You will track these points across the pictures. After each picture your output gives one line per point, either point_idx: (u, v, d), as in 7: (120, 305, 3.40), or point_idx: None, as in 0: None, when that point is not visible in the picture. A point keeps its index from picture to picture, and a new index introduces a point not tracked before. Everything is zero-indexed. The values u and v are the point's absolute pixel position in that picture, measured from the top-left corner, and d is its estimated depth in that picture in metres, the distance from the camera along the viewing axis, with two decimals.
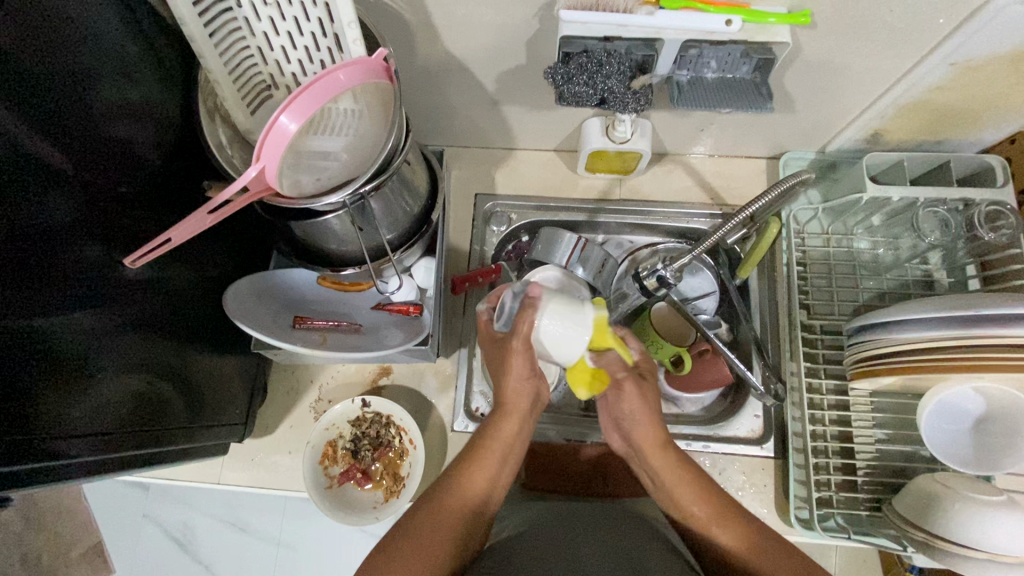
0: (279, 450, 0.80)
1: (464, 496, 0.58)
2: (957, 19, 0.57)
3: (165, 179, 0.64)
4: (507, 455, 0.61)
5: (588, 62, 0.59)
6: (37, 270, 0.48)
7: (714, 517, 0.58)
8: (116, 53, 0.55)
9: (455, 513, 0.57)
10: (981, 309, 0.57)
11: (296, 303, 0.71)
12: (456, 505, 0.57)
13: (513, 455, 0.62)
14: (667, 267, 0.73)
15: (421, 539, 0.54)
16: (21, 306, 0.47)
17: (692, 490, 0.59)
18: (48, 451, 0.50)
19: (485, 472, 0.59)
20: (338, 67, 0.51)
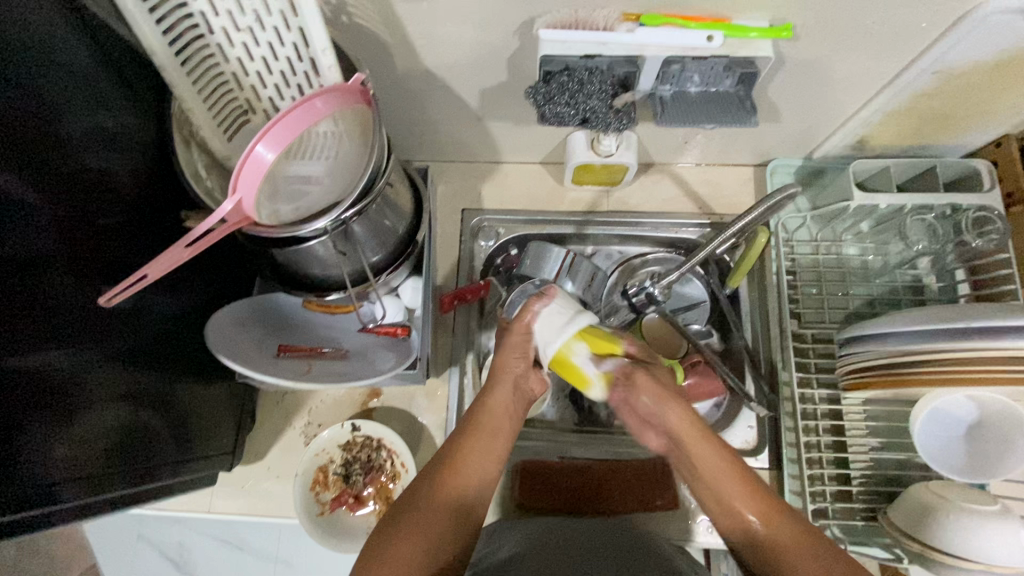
0: (270, 477, 0.79)
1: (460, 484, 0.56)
2: (940, 27, 0.57)
3: (143, 208, 0.62)
4: (501, 432, 0.60)
5: (569, 82, 0.58)
6: (16, 311, 0.47)
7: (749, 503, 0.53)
8: (86, 82, 0.54)
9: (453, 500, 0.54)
10: (971, 321, 0.57)
11: (279, 330, 0.69)
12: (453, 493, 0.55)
13: (510, 432, 0.61)
14: (656, 284, 0.72)
15: (419, 533, 0.52)
16: (4, 349, 0.46)
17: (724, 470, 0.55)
18: (36, 494, 0.49)
19: (481, 455, 0.58)
20: (314, 95, 0.50)
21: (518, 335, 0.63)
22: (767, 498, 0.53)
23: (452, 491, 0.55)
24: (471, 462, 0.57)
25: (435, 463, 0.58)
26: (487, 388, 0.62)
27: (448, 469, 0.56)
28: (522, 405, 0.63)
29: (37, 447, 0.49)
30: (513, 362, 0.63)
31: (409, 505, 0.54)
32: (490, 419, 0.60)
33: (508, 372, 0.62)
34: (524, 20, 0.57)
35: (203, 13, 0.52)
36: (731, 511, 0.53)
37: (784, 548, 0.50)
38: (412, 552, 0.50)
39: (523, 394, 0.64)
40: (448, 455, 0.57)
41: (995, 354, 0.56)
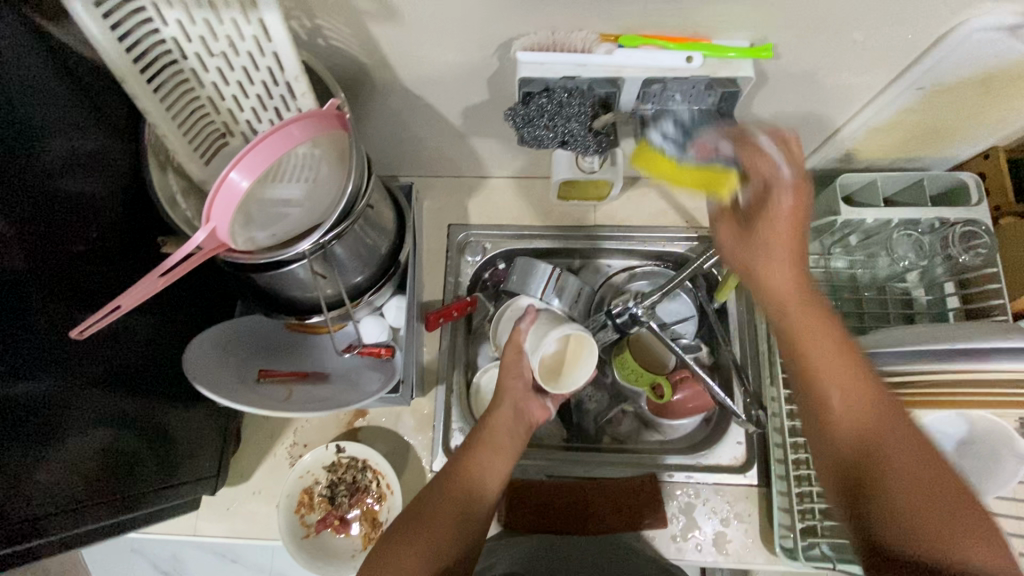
0: (256, 499, 0.78)
1: (461, 498, 0.61)
2: (924, 43, 0.56)
3: (120, 233, 0.62)
4: (499, 453, 0.66)
5: (548, 103, 0.57)
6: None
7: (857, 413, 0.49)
8: (60, 108, 0.53)
9: (455, 513, 0.60)
10: (957, 343, 0.56)
11: (259, 353, 0.68)
12: (455, 504, 0.61)
13: (508, 454, 0.67)
14: (639, 305, 0.71)
15: (423, 540, 0.57)
16: None
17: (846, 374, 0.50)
18: (17, 529, 0.49)
19: (482, 470, 0.64)
20: (290, 120, 0.49)
21: (513, 356, 0.72)
22: (861, 377, 0.50)
23: (452, 505, 0.61)
24: (474, 478, 0.63)
25: (439, 477, 0.64)
26: (489, 409, 0.70)
27: (453, 481, 0.63)
28: (521, 428, 0.69)
29: (19, 481, 0.49)
30: (512, 384, 0.71)
31: (415, 514, 0.60)
32: (491, 435, 0.67)
33: (507, 394, 0.70)
34: (502, 41, 0.57)
35: (175, 39, 0.51)
36: (808, 377, 0.52)
37: (842, 423, 0.50)
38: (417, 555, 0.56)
39: (524, 418, 0.70)
40: (452, 470, 0.64)
41: (965, 374, 0.57)
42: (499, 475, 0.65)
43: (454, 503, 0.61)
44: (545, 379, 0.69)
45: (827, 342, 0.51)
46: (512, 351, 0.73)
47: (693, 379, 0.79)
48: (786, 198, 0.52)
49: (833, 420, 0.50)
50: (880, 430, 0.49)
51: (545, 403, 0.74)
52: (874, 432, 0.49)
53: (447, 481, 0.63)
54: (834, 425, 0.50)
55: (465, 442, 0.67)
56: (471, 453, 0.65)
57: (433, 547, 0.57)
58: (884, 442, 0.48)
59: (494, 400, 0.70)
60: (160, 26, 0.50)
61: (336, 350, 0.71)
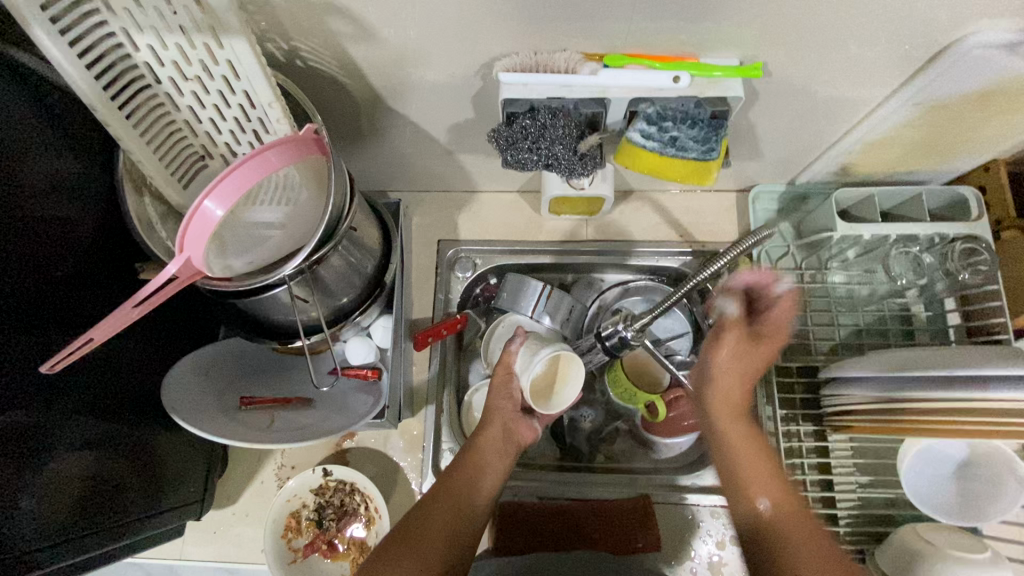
0: (243, 522, 0.77)
1: (452, 518, 0.59)
2: (921, 59, 0.54)
3: (97, 259, 0.60)
4: (488, 472, 0.64)
5: (532, 125, 0.56)
6: None
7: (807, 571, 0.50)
8: (29, 134, 0.52)
9: (446, 531, 0.57)
10: (953, 369, 0.53)
11: (241, 378, 0.67)
12: (446, 521, 0.58)
13: (496, 473, 0.65)
14: (628, 327, 0.66)
15: (413, 557, 0.54)
16: None
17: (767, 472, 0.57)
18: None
19: (473, 489, 0.62)
20: (267, 147, 0.48)
21: (502, 376, 0.70)
22: (782, 485, 0.56)
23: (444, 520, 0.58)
24: (465, 496, 0.61)
25: (427, 495, 0.61)
26: (478, 428, 0.68)
27: (445, 497, 0.61)
28: (509, 449, 0.67)
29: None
30: (501, 404, 0.69)
31: (402, 533, 0.57)
32: (480, 455, 0.65)
33: (496, 413, 0.68)
34: (484, 61, 0.55)
35: (148, 64, 0.50)
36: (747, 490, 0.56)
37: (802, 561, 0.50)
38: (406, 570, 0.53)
39: (513, 439, 0.68)
40: (443, 488, 0.61)
41: (951, 406, 0.55)
42: (489, 495, 0.63)
43: (445, 520, 0.58)
44: (535, 400, 0.63)
45: (760, 460, 0.57)
46: (503, 372, 0.69)
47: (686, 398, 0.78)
48: (732, 343, 0.59)
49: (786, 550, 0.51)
50: (802, 539, 0.52)
51: (532, 423, 0.70)
52: (827, 563, 0.50)
53: (438, 499, 0.60)
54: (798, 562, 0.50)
55: (454, 461, 0.65)
56: (461, 472, 0.63)
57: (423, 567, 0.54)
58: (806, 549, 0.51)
59: (482, 420, 0.68)
60: (131, 51, 0.48)
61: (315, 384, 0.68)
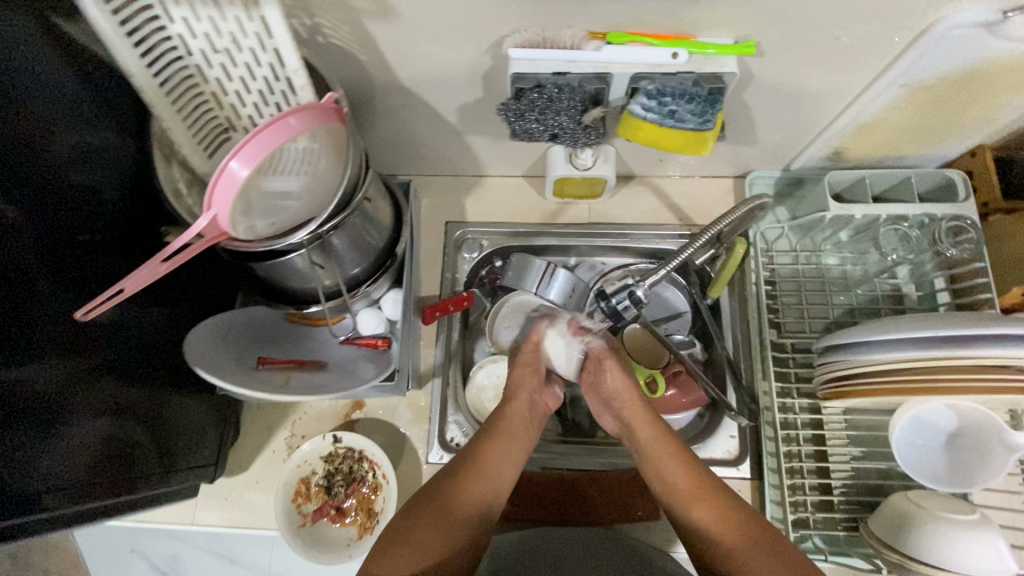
0: (253, 488, 0.80)
1: (476, 492, 0.59)
2: (907, 39, 0.57)
3: (126, 225, 0.64)
4: (516, 442, 0.64)
5: (540, 99, 0.60)
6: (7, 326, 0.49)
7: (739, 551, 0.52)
8: (70, 103, 0.55)
9: (469, 503, 0.58)
10: (943, 330, 0.57)
11: (258, 343, 0.70)
12: (469, 492, 0.58)
13: (520, 448, 0.64)
14: (640, 284, 0.68)
15: (434, 529, 0.55)
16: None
17: (677, 465, 0.59)
18: (17, 504, 0.50)
19: (496, 460, 0.61)
20: (289, 112, 0.51)
21: (529, 354, 0.73)
22: (696, 470, 0.58)
23: (471, 489, 0.59)
24: (487, 468, 0.61)
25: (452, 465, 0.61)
26: (505, 402, 0.67)
27: (469, 468, 0.60)
28: (535, 420, 0.68)
29: (26, 459, 0.51)
30: (527, 378, 0.70)
31: (425, 500, 0.57)
32: (506, 426, 0.64)
33: (522, 386, 0.69)
34: (495, 39, 0.59)
35: (182, 36, 0.53)
36: (678, 496, 0.57)
37: (749, 552, 0.52)
38: (428, 538, 0.54)
39: (536, 410, 0.69)
40: (470, 457, 0.61)
41: (955, 362, 0.57)
42: (507, 466, 0.62)
43: (467, 492, 0.58)
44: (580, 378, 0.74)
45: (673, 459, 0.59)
46: (529, 355, 0.72)
47: (687, 374, 0.81)
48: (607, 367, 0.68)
49: (729, 547, 0.53)
50: (727, 522, 0.54)
51: (554, 391, 0.74)
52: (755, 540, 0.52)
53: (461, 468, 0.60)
54: (732, 549, 0.52)
55: (478, 432, 0.64)
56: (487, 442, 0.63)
57: (443, 539, 0.55)
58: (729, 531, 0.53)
59: (509, 394, 0.68)
60: (167, 23, 0.52)
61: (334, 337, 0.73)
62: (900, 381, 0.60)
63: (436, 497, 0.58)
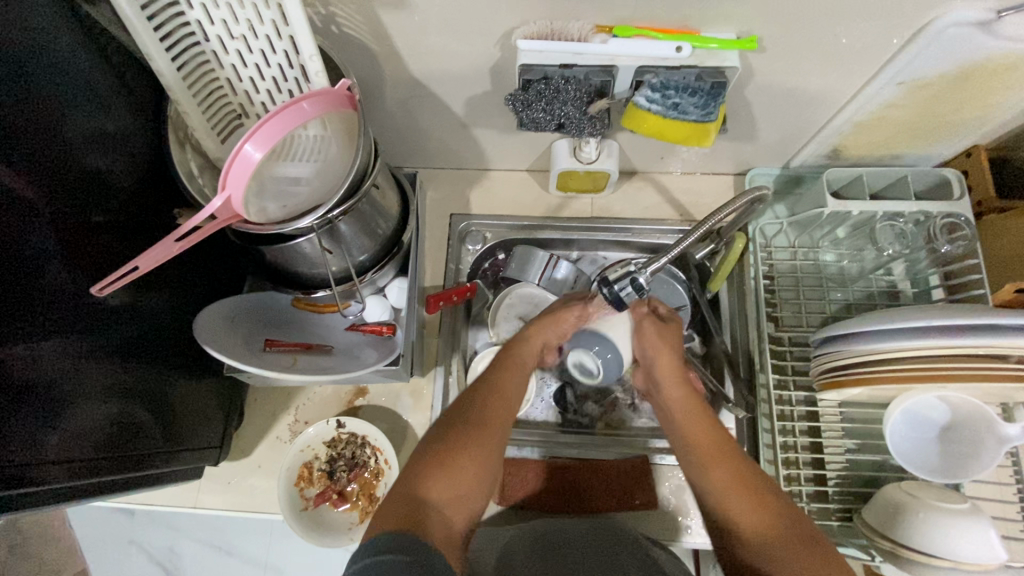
0: (255, 473, 0.81)
1: (501, 413, 0.58)
2: (905, 38, 0.59)
3: (140, 208, 0.65)
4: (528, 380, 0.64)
5: (546, 89, 0.61)
6: (20, 300, 0.50)
7: (756, 524, 0.51)
8: (88, 85, 0.56)
9: (498, 432, 0.56)
10: (931, 320, 0.59)
11: (266, 327, 0.71)
12: (494, 424, 0.56)
13: (524, 375, 0.65)
14: (642, 271, 0.65)
15: (471, 459, 0.53)
16: (5, 334, 0.48)
17: (705, 424, 0.59)
18: (23, 476, 0.51)
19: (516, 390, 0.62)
20: (301, 97, 0.52)
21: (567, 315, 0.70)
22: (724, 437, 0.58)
23: (500, 413, 0.58)
24: (510, 396, 0.60)
25: (472, 394, 0.60)
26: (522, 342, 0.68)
27: (499, 395, 0.59)
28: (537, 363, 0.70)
29: (35, 430, 0.51)
30: (549, 331, 0.69)
31: (455, 426, 0.55)
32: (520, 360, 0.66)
33: (544, 329, 0.69)
34: (504, 32, 0.60)
35: (199, 22, 0.55)
36: (703, 457, 0.56)
37: (766, 527, 0.51)
38: (462, 466, 0.53)
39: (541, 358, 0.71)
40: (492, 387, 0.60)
41: (951, 351, 0.59)
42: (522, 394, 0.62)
43: (496, 415, 0.57)
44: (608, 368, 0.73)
45: (703, 422, 0.59)
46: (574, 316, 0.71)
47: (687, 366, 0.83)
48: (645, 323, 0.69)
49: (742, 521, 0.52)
50: (753, 490, 0.53)
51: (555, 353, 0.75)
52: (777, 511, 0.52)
53: (483, 396, 0.59)
54: (746, 523, 0.51)
55: (496, 363, 0.63)
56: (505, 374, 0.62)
57: (476, 470, 0.53)
58: (751, 507, 0.52)
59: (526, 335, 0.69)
60: (186, 8, 0.53)
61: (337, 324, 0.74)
62: (893, 374, 0.62)
63: (471, 424, 0.56)
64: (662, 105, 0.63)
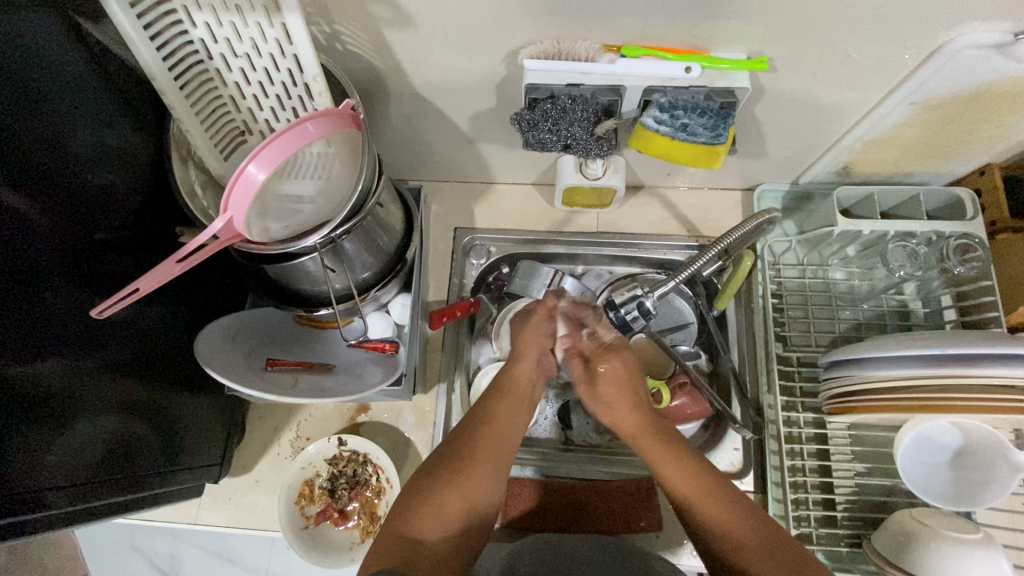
0: (256, 489, 0.81)
1: (488, 447, 0.58)
2: (921, 56, 0.57)
3: (142, 225, 0.64)
4: (518, 405, 0.64)
5: (553, 109, 0.60)
6: (20, 322, 0.49)
7: (739, 546, 0.51)
8: (91, 103, 0.56)
9: (484, 469, 0.56)
10: (946, 348, 0.58)
11: (266, 345, 0.70)
12: (481, 457, 0.57)
13: (518, 396, 0.64)
14: (647, 295, 0.70)
15: (459, 499, 0.54)
16: (5, 357, 0.47)
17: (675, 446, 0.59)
18: (25, 502, 0.50)
19: (506, 419, 0.62)
20: (306, 118, 0.51)
21: (540, 318, 0.68)
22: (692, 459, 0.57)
23: (485, 447, 0.58)
24: (498, 426, 0.61)
25: (460, 430, 0.60)
26: (511, 361, 0.67)
27: (481, 429, 0.60)
28: (540, 381, 0.67)
29: (36, 454, 0.51)
30: (539, 340, 0.67)
31: (438, 465, 0.56)
32: (517, 389, 0.65)
33: (530, 347, 0.66)
34: (510, 50, 0.60)
35: (203, 40, 0.54)
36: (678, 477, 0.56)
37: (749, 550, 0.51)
38: (449, 504, 0.54)
39: (544, 372, 0.67)
40: (480, 420, 0.61)
41: (965, 380, 0.58)
42: (515, 426, 0.62)
43: (479, 448, 0.58)
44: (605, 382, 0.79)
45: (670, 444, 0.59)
46: (542, 312, 0.69)
47: (692, 386, 0.80)
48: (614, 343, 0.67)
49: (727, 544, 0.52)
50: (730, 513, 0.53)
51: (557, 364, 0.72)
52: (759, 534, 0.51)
53: (470, 431, 0.60)
54: (732, 547, 0.51)
55: (486, 395, 0.63)
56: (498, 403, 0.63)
57: (466, 504, 0.54)
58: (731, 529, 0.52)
59: (515, 350, 0.67)
60: (189, 27, 0.53)
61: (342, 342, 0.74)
62: (905, 402, 0.61)
63: (454, 461, 0.57)
64: (671, 125, 0.62)
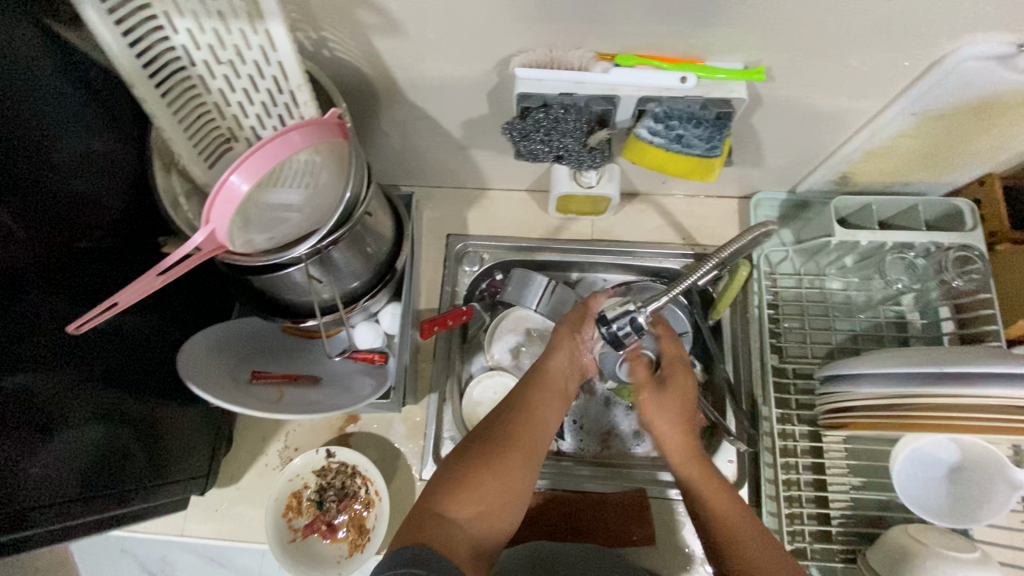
0: (244, 501, 0.80)
1: (527, 436, 0.59)
2: (922, 65, 0.56)
3: (123, 235, 0.63)
4: (556, 396, 0.65)
5: (546, 119, 0.58)
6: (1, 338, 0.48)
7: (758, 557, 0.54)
8: (71, 111, 0.55)
9: (521, 455, 0.58)
10: (943, 366, 0.56)
11: (249, 357, 0.69)
12: (517, 444, 0.59)
13: (554, 390, 0.65)
14: (642, 310, 0.62)
15: (495, 483, 0.55)
16: None
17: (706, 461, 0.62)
18: (11, 522, 0.49)
19: (545, 409, 0.63)
20: (291, 127, 0.49)
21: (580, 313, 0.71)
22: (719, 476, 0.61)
23: (524, 434, 0.59)
24: (538, 417, 0.62)
25: (497, 417, 0.61)
26: (549, 352, 0.68)
27: (521, 419, 0.61)
28: (573, 377, 0.69)
29: (20, 472, 0.49)
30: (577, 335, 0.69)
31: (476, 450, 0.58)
32: (556, 382, 0.66)
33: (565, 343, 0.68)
34: (501, 57, 0.58)
35: (185, 47, 0.53)
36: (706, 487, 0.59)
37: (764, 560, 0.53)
38: (485, 486, 0.55)
39: (576, 368, 0.69)
40: (518, 408, 0.62)
41: (961, 398, 0.57)
42: (550, 419, 0.63)
43: (519, 436, 0.59)
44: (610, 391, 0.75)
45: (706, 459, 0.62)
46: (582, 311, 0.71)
47: None
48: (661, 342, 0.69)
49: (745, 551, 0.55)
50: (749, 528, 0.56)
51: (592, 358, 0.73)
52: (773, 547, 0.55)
53: (508, 418, 0.61)
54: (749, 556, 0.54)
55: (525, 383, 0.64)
56: (531, 398, 0.63)
57: (501, 487, 0.56)
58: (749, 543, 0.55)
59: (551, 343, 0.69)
60: (171, 34, 0.51)
61: (329, 354, 0.72)
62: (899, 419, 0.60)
63: (491, 447, 0.58)
64: (662, 138, 0.61)
